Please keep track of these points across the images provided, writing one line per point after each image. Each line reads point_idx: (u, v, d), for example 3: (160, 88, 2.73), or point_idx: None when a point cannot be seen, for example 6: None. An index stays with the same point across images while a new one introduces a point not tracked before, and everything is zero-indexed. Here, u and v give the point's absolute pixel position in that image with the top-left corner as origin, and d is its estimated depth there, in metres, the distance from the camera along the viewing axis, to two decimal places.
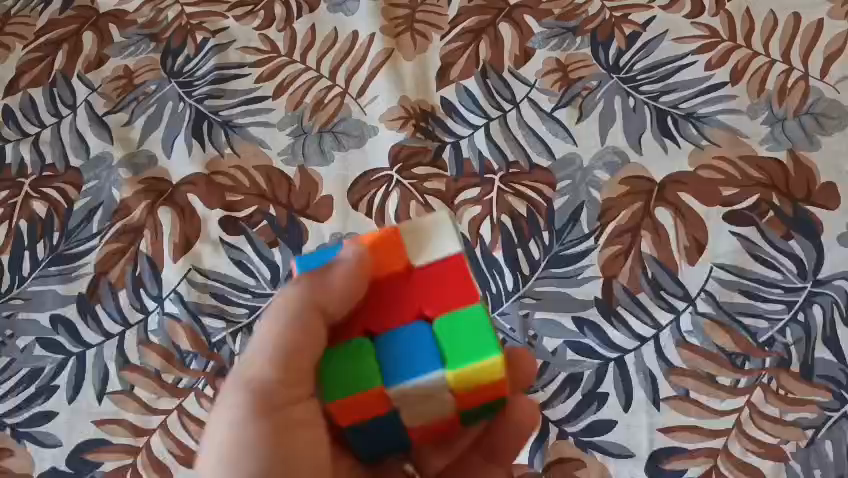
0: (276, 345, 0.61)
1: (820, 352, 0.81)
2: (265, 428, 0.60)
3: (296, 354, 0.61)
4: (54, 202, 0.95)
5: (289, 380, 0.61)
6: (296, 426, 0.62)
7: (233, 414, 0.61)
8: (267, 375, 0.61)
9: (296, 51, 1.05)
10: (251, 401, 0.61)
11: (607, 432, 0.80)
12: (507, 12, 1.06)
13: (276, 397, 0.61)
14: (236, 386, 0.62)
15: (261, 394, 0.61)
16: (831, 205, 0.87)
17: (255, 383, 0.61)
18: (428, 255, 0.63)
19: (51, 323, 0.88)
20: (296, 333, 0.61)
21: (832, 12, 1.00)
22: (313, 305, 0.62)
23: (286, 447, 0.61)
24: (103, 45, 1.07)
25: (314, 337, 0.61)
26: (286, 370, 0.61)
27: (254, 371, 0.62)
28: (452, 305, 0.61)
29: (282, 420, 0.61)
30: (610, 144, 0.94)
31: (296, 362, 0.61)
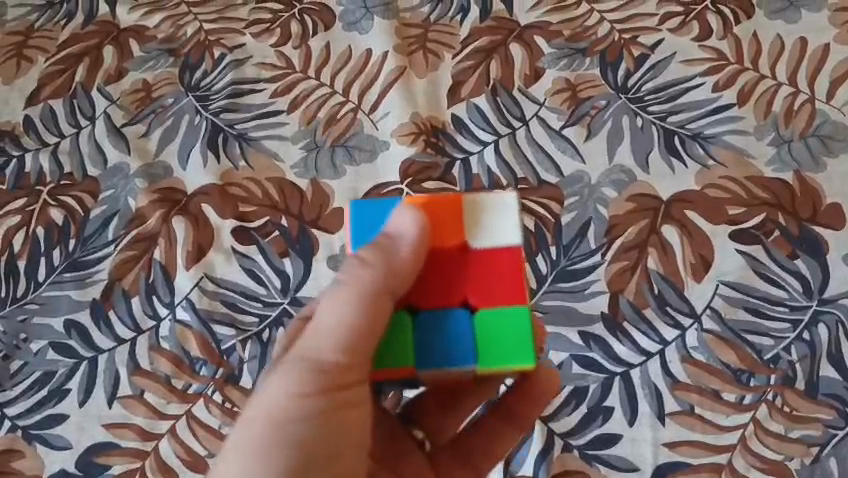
0: (342, 323, 0.56)
1: (825, 370, 0.81)
2: (317, 409, 0.55)
3: (362, 336, 0.56)
4: (71, 210, 0.97)
5: (349, 365, 0.56)
6: (348, 411, 0.56)
7: (284, 388, 0.55)
8: (326, 352, 0.56)
9: (311, 68, 1.07)
10: (309, 379, 0.55)
11: (612, 446, 0.80)
12: (517, 32, 1.08)
13: (334, 382, 0.55)
14: (293, 360, 0.56)
15: (318, 372, 0.55)
16: (836, 226, 0.88)
17: (312, 360, 0.56)
18: (487, 239, 0.61)
19: (64, 327, 0.89)
20: (365, 313, 0.56)
21: (839, 37, 1.02)
22: (385, 283, 0.57)
23: (335, 430, 0.56)
24: (123, 59, 1.10)
25: (380, 318, 0.57)
26: (349, 352, 0.56)
27: (313, 347, 0.56)
28: (500, 298, 0.61)
29: (336, 406, 0.56)
30: (618, 162, 0.96)
31: (361, 345, 0.56)
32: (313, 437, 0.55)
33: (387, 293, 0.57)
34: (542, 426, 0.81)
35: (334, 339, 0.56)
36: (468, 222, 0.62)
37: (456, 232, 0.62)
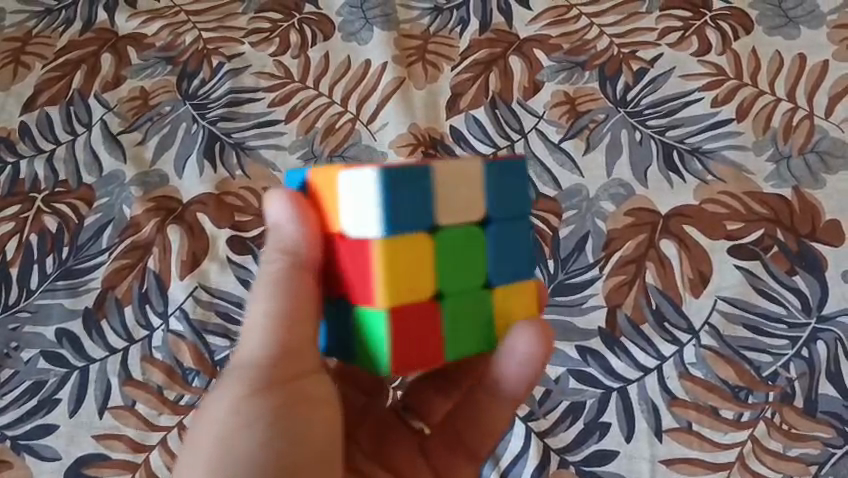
0: (272, 315, 0.56)
1: (824, 388, 0.80)
2: (269, 409, 0.54)
3: (297, 323, 0.56)
4: (65, 217, 0.96)
5: (289, 354, 0.56)
6: (303, 402, 0.55)
7: (228, 398, 0.54)
8: (264, 349, 0.56)
9: (309, 78, 1.07)
10: (252, 379, 0.55)
11: (609, 463, 0.79)
12: (517, 45, 1.08)
13: (277, 373, 0.55)
14: (234, 369, 0.56)
15: (260, 371, 0.55)
16: (835, 242, 0.88)
17: (249, 362, 0.55)
18: (350, 228, 0.55)
19: (56, 336, 0.88)
20: (287, 302, 0.56)
21: (838, 54, 1.02)
22: (295, 268, 0.57)
23: (293, 429, 0.54)
24: (121, 67, 1.10)
25: (303, 300, 0.57)
26: (284, 344, 0.56)
27: (250, 350, 0.56)
28: (366, 296, 0.55)
29: (287, 395, 0.55)
30: (617, 176, 0.95)
31: (297, 335, 0.57)
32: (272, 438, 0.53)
33: (302, 274, 0.57)
34: (537, 441, 0.80)
35: (268, 333, 0.56)
36: (337, 206, 0.56)
37: (334, 217, 0.57)
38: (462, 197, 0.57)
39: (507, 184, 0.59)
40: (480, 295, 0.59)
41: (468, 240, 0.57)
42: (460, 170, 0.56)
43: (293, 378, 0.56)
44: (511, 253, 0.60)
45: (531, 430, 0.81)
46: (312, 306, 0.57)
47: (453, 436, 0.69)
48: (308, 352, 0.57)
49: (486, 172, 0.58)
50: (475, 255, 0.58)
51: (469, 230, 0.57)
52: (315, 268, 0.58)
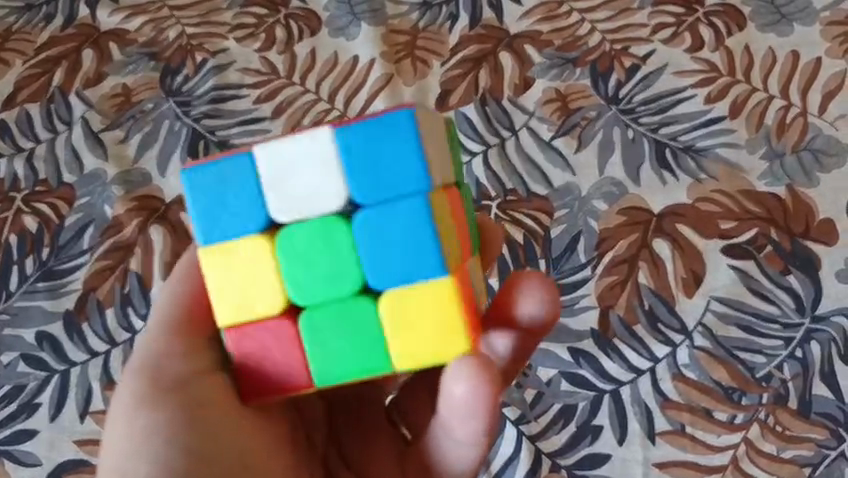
0: (174, 312, 0.56)
1: (818, 390, 0.79)
2: (170, 407, 0.51)
3: (202, 320, 0.56)
4: (46, 218, 0.94)
5: (188, 352, 0.54)
6: (207, 401, 0.51)
7: (126, 403, 0.51)
8: (161, 347, 0.54)
9: (295, 74, 1.05)
10: (150, 382, 0.52)
11: (601, 467, 0.78)
12: (507, 41, 1.06)
13: (176, 371, 0.52)
14: (129, 370, 0.53)
15: (160, 370, 0.52)
16: (829, 241, 0.87)
17: (147, 362, 0.53)
18: None
19: (36, 340, 0.86)
20: (191, 301, 0.57)
21: (831, 51, 1.01)
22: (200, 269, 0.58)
23: (200, 428, 0.50)
24: (103, 63, 1.07)
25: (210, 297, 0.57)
26: (186, 340, 0.54)
27: (147, 351, 0.54)
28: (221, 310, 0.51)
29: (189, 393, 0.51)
30: (609, 175, 0.94)
31: (200, 331, 0.55)
32: (174, 439, 0.50)
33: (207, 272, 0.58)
34: (529, 445, 0.79)
35: (166, 332, 0.54)
36: None
37: None
38: (303, 181, 0.47)
39: (371, 152, 0.47)
40: (355, 299, 0.48)
41: (325, 233, 0.48)
42: (295, 150, 0.47)
43: (201, 373, 0.53)
44: (393, 245, 0.47)
45: (523, 434, 0.79)
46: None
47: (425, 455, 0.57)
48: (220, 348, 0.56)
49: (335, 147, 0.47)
50: (335, 252, 0.48)
51: (321, 220, 0.48)
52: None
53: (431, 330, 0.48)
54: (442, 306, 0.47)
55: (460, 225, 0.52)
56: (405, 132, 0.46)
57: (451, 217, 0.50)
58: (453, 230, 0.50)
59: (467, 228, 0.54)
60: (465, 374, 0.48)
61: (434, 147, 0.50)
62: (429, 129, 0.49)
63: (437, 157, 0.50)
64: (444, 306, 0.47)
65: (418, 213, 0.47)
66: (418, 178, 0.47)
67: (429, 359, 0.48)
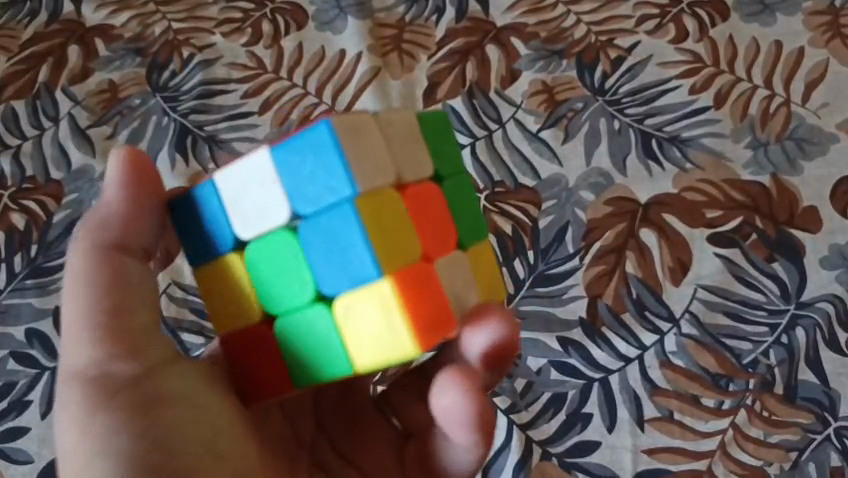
0: (88, 308, 0.54)
1: (804, 375, 0.80)
2: (125, 409, 0.52)
3: (123, 310, 0.54)
4: (34, 215, 0.94)
5: (126, 352, 0.53)
6: (160, 402, 0.53)
7: (77, 415, 0.52)
8: (93, 351, 0.53)
9: (283, 68, 1.05)
10: (93, 391, 0.52)
11: (590, 454, 0.79)
12: (494, 34, 1.07)
13: (120, 374, 0.53)
14: (68, 382, 0.53)
15: (101, 377, 0.53)
16: (813, 229, 0.88)
17: (83, 371, 0.53)
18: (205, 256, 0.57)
19: (26, 337, 0.86)
20: (103, 292, 0.54)
21: (814, 41, 1.02)
22: (101, 249, 0.55)
23: (159, 423, 0.52)
24: (89, 59, 1.07)
25: (122, 279, 0.55)
26: (117, 339, 0.53)
27: (79, 360, 0.53)
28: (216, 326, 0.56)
29: (139, 396, 0.52)
30: (596, 166, 0.95)
31: (125, 325, 0.54)
32: (139, 437, 0.51)
33: (114, 250, 0.56)
34: (520, 433, 0.80)
35: (89, 334, 0.53)
36: None
37: None
38: (255, 201, 0.51)
39: (298, 168, 0.49)
40: (315, 310, 0.51)
41: (280, 250, 0.51)
42: (241, 176, 0.51)
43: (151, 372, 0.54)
44: (336, 256, 0.49)
45: (513, 423, 0.80)
46: (135, 281, 0.56)
47: (428, 448, 0.61)
48: (155, 338, 0.55)
49: (273, 161, 0.50)
50: (292, 267, 0.51)
51: (275, 236, 0.51)
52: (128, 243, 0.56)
53: (381, 335, 0.49)
54: (385, 307, 0.49)
55: (426, 225, 0.52)
56: (324, 147, 0.49)
57: (406, 222, 0.51)
58: (403, 231, 0.50)
59: (442, 226, 0.54)
60: (448, 386, 0.55)
61: (375, 150, 0.50)
62: (359, 135, 0.50)
63: (379, 161, 0.50)
64: (383, 303, 0.49)
65: (349, 223, 0.49)
66: (343, 183, 0.49)
67: (384, 361, 0.50)
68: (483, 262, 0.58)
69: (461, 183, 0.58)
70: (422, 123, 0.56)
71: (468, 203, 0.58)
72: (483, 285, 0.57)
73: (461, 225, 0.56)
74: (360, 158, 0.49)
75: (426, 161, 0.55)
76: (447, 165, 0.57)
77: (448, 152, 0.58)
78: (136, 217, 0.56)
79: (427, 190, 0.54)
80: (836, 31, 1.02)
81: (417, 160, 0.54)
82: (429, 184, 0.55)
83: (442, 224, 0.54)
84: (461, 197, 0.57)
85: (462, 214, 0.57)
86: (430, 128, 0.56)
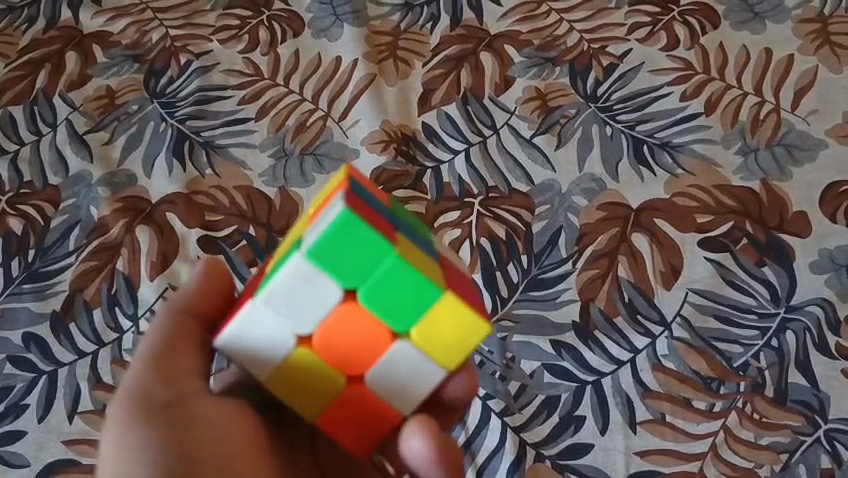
0: (151, 343, 0.60)
1: (794, 378, 0.81)
2: (159, 428, 0.56)
3: (176, 348, 0.61)
4: (32, 219, 0.94)
5: (171, 377, 0.59)
6: (192, 422, 0.57)
7: (116, 429, 0.57)
8: (145, 375, 0.59)
9: (279, 75, 1.06)
10: (137, 407, 0.57)
11: (583, 456, 0.79)
12: (488, 41, 1.08)
13: (163, 395, 0.58)
14: (116, 401, 0.58)
15: (145, 397, 0.57)
16: (803, 234, 0.89)
17: (130, 390, 0.58)
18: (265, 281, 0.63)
19: (23, 341, 0.86)
20: (167, 335, 0.61)
21: (803, 48, 1.03)
22: (173, 308, 0.62)
23: (189, 440, 0.56)
24: (86, 66, 1.08)
25: (182, 332, 0.61)
26: (165, 370, 0.59)
27: (131, 381, 0.59)
28: None
29: (177, 416, 0.57)
30: (588, 171, 0.96)
31: (176, 365, 0.60)
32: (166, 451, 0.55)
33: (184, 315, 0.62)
34: (514, 435, 0.80)
35: (146, 361, 0.59)
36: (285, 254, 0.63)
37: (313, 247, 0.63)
38: None
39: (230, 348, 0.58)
40: None
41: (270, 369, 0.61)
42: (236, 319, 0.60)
43: (189, 395, 0.59)
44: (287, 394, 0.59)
45: (507, 425, 0.81)
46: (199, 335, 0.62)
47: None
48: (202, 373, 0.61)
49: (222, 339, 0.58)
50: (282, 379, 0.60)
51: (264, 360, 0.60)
52: (203, 312, 0.63)
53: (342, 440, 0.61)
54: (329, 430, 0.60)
55: (348, 348, 0.56)
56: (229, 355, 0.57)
57: (319, 362, 0.56)
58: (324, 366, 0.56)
59: (364, 341, 0.55)
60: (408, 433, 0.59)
61: (265, 330, 0.55)
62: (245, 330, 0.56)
63: (275, 336, 0.56)
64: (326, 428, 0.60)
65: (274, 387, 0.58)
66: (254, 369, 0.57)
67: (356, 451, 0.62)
68: (439, 330, 0.55)
69: (383, 276, 0.53)
70: (309, 261, 0.53)
71: (398, 289, 0.53)
72: (440, 354, 0.56)
73: (393, 322, 0.54)
74: (251, 353, 0.56)
75: (324, 299, 0.54)
76: (353, 276, 0.53)
77: (353, 260, 0.53)
78: (214, 296, 0.63)
79: (350, 311, 0.54)
80: (825, 39, 1.04)
81: (314, 307, 0.54)
82: (342, 306, 0.54)
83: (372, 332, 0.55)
84: (385, 292, 0.53)
85: (393, 310, 0.54)
86: (317, 260, 0.53)
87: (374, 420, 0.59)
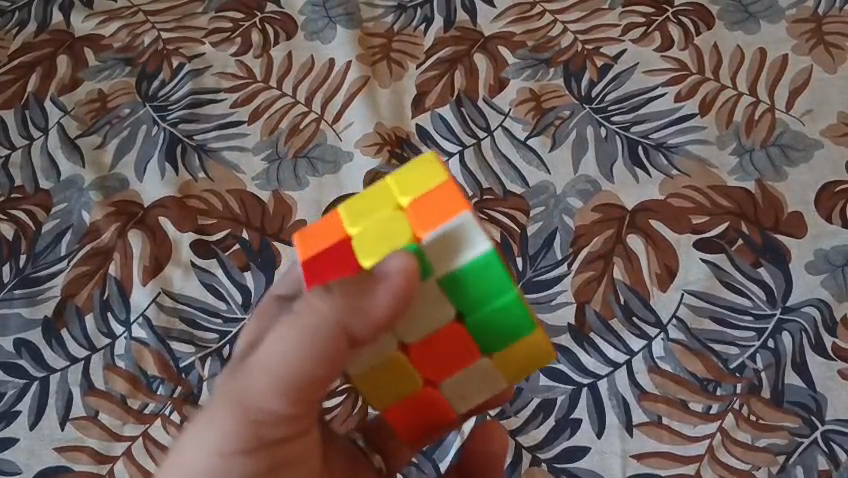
0: (291, 367, 0.48)
1: (790, 379, 0.81)
2: (259, 463, 0.51)
3: (314, 385, 0.49)
4: (23, 224, 0.94)
5: (294, 416, 0.50)
6: (284, 466, 0.53)
7: (215, 438, 0.50)
8: (271, 402, 0.49)
9: (272, 77, 1.05)
10: (241, 436, 0.50)
11: (579, 459, 0.79)
12: (481, 43, 1.07)
13: (274, 435, 0.50)
14: (225, 399, 0.50)
15: (261, 427, 0.50)
16: (798, 235, 0.89)
17: (248, 403, 0.49)
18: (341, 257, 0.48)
19: (14, 347, 0.86)
20: (315, 362, 0.48)
21: (797, 48, 1.03)
22: (337, 328, 0.47)
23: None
24: (78, 69, 1.07)
25: (332, 364, 0.48)
26: (299, 403, 0.49)
27: (251, 395, 0.49)
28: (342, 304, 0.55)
29: (275, 458, 0.52)
30: (583, 172, 0.95)
31: (312, 393, 0.50)
32: None
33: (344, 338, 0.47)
34: (510, 439, 0.80)
35: (279, 387, 0.48)
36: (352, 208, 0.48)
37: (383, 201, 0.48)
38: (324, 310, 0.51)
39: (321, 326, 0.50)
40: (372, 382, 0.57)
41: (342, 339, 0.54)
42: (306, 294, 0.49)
43: (293, 436, 0.52)
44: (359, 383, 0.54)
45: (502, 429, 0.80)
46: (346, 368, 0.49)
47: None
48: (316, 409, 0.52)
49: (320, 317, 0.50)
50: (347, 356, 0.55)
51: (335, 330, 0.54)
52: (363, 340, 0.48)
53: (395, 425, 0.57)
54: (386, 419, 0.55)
55: (438, 364, 0.50)
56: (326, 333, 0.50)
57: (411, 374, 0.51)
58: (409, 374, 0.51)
59: (457, 363, 0.50)
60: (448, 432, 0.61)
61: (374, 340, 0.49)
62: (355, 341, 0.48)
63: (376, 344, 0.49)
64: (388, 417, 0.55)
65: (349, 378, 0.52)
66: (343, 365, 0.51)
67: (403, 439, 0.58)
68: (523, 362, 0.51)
69: (498, 308, 0.47)
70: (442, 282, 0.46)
71: (507, 323, 0.48)
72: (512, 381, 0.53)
73: (490, 351, 0.50)
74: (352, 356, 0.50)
75: (438, 315, 0.47)
76: (472, 302, 0.47)
77: (482, 288, 0.46)
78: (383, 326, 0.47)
79: (453, 333, 0.48)
80: (819, 39, 1.04)
81: (422, 321, 0.48)
82: (450, 328, 0.48)
83: (465, 356, 0.50)
84: (495, 323, 0.48)
85: (495, 337, 0.49)
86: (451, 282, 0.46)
87: (436, 422, 0.55)
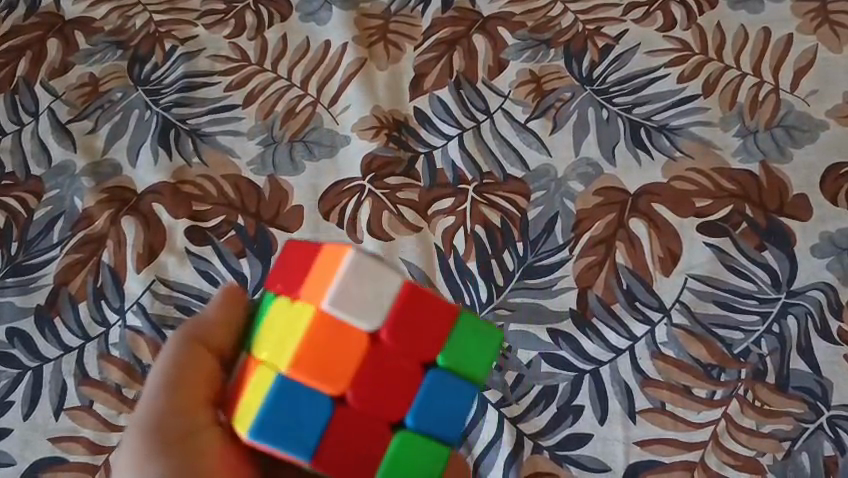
0: (167, 374, 0.63)
1: (796, 364, 0.80)
2: (170, 455, 0.59)
3: (191, 377, 0.63)
4: (14, 212, 0.92)
5: (182, 406, 0.62)
6: (198, 454, 0.60)
7: (128, 461, 0.59)
8: (159, 407, 0.61)
9: (267, 60, 1.03)
10: (149, 437, 0.60)
11: (582, 447, 0.78)
12: (480, 24, 1.05)
13: (172, 427, 0.60)
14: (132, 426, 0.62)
15: (158, 425, 0.60)
16: (803, 217, 0.87)
17: (148, 413, 0.61)
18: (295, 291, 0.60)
19: (6, 336, 0.84)
20: (182, 364, 0.63)
21: (802, 27, 1.01)
22: (190, 336, 0.65)
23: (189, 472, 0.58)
24: (69, 53, 1.05)
25: (197, 364, 0.63)
26: (181, 394, 0.62)
27: (145, 409, 0.61)
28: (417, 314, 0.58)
29: (184, 449, 0.60)
30: (584, 156, 0.94)
31: (195, 391, 0.62)
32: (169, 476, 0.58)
33: (199, 348, 0.64)
34: (511, 427, 0.78)
35: (161, 391, 0.62)
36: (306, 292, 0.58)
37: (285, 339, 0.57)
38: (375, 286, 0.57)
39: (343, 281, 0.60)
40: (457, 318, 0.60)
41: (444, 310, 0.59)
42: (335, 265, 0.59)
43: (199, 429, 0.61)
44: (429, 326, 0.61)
45: (504, 416, 0.79)
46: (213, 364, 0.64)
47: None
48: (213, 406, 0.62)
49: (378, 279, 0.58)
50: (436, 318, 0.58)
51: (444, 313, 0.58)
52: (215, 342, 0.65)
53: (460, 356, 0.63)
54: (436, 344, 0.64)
55: None
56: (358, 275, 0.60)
57: None
58: None
59: None
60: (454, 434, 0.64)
61: None
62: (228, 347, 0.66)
63: None
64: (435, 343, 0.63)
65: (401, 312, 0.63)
66: None
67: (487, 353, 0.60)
68: None
69: None
70: None
71: None
72: None
73: None
74: None
75: None
76: None
77: None
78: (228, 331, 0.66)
79: None
80: (824, 18, 1.01)
81: None
82: None
83: None
84: None
85: None
86: None
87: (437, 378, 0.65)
